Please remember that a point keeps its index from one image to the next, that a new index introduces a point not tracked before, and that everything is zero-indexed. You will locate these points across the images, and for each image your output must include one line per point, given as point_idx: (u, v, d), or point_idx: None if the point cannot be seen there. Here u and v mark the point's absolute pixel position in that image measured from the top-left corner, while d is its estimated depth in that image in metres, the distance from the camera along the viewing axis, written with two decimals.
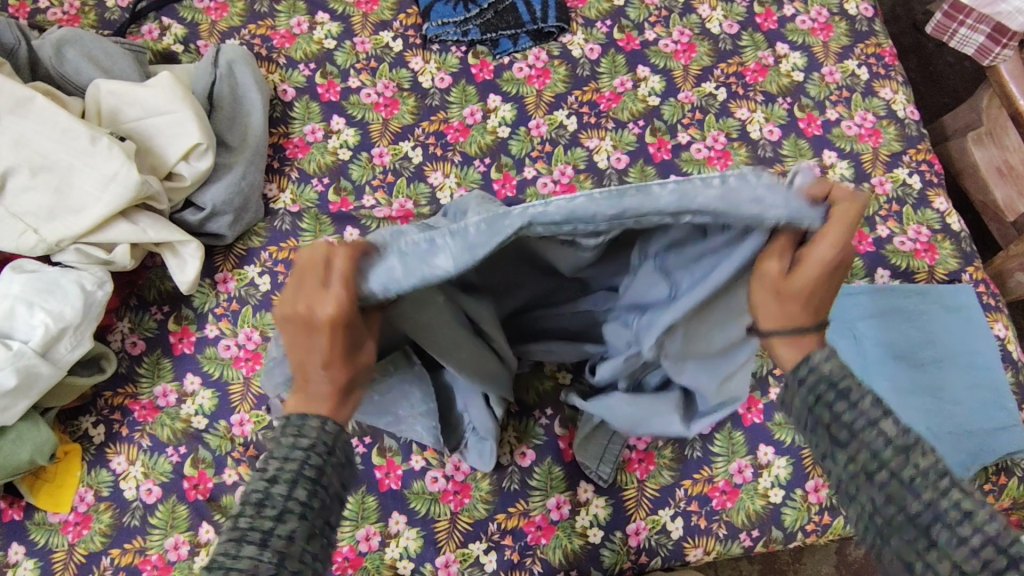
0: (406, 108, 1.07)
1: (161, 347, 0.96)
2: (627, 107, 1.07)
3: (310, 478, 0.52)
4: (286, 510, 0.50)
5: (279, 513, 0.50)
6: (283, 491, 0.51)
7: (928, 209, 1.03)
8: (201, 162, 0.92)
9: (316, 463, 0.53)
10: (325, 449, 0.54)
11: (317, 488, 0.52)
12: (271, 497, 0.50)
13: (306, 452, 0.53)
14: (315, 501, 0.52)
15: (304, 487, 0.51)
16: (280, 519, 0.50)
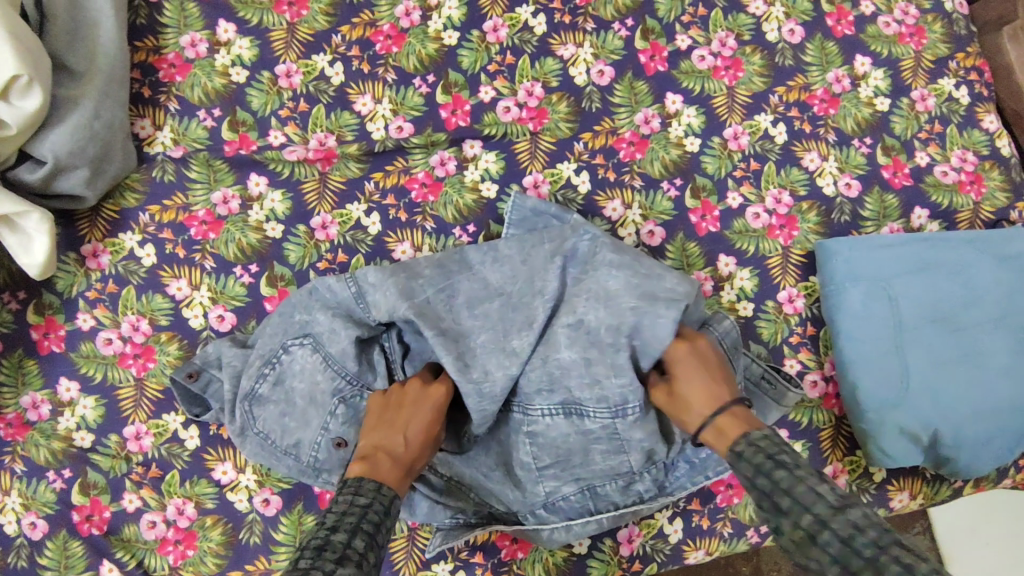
0: (319, 8, 0.80)
1: (22, 346, 0.75)
2: (611, 1, 0.82)
3: (366, 529, 0.49)
4: (346, 556, 0.46)
5: (339, 557, 0.46)
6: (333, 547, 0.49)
7: (975, 130, 0.85)
8: (27, 101, 0.66)
9: (375, 519, 0.51)
10: (380, 508, 0.52)
11: (375, 544, 0.49)
12: (331, 543, 0.47)
13: (365, 506, 0.51)
14: (371, 555, 0.48)
15: (364, 538, 0.48)
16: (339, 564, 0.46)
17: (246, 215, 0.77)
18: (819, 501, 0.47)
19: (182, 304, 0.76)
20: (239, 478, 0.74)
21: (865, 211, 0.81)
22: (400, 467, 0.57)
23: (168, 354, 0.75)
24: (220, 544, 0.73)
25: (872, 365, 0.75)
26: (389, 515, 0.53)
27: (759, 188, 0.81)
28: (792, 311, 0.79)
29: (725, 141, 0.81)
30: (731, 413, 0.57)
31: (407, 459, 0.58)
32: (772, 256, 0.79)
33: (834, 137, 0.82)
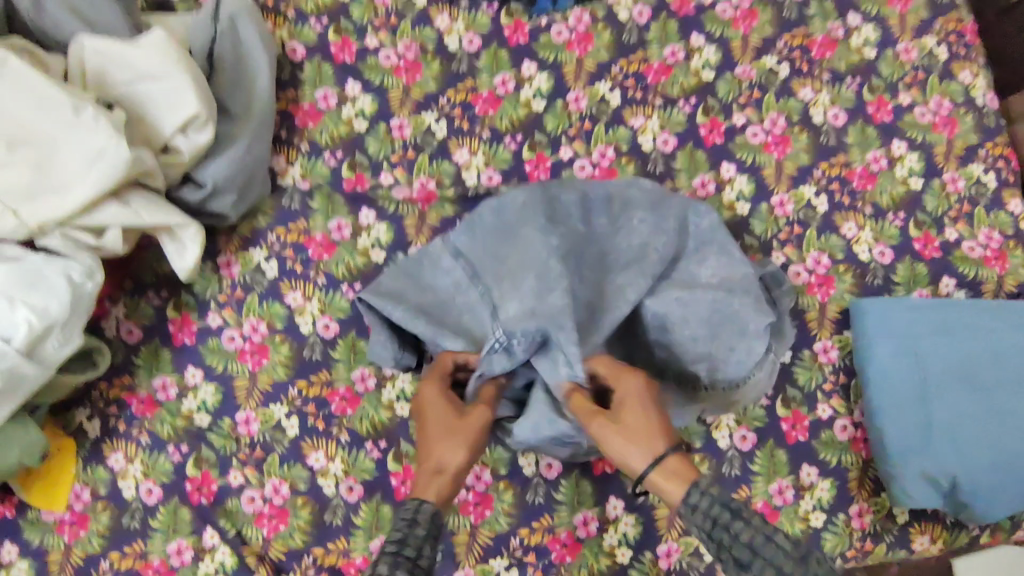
0: (430, 74, 0.96)
1: (159, 336, 0.88)
2: (678, 82, 0.96)
3: (391, 550, 0.59)
4: None
5: None
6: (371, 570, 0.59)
7: (1001, 212, 0.94)
8: (200, 136, 0.81)
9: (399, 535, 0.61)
10: (407, 522, 0.63)
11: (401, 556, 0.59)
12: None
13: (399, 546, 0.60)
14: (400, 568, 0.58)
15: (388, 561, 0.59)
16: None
17: (356, 241, 0.91)
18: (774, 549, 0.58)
19: (296, 312, 0.89)
20: (329, 465, 0.85)
21: (897, 277, 0.91)
22: (425, 468, 0.69)
23: (280, 353, 0.88)
24: (308, 522, 0.84)
25: (899, 414, 0.83)
26: (422, 525, 0.62)
27: (801, 250, 0.91)
28: (826, 360, 0.88)
29: (772, 207, 0.92)
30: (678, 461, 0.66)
31: (431, 463, 0.69)
32: (810, 310, 0.89)
33: (871, 210, 0.93)
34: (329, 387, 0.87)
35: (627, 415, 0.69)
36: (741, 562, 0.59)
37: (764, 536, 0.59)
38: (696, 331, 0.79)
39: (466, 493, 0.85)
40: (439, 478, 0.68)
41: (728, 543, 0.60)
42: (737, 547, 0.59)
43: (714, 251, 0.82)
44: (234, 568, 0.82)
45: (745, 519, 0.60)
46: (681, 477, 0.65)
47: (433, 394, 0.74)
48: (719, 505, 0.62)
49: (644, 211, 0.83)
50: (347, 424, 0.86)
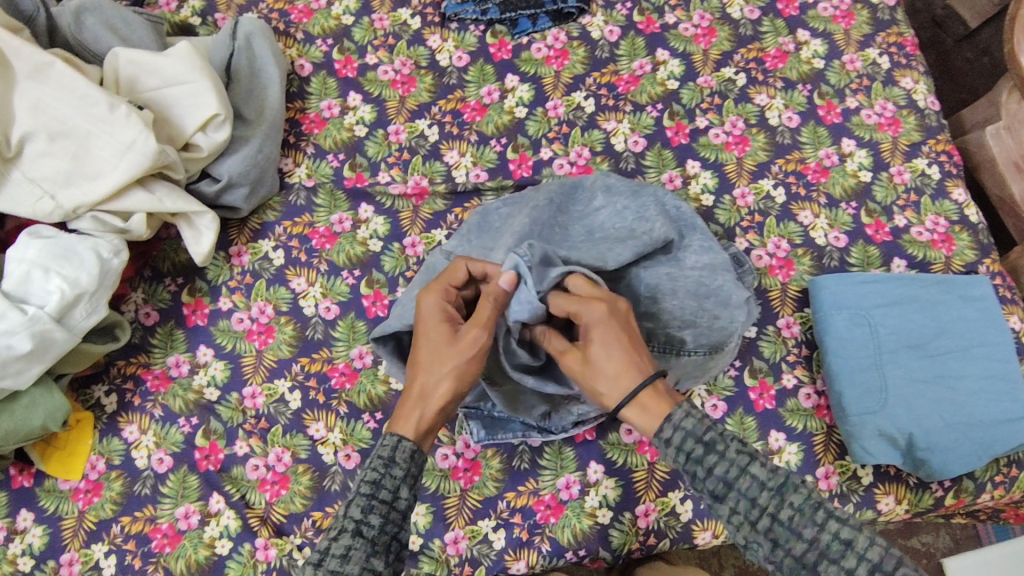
0: (424, 86, 1.07)
1: (174, 318, 0.97)
2: (646, 91, 1.07)
3: (366, 493, 0.59)
4: (342, 529, 0.58)
5: (336, 533, 0.58)
6: (342, 512, 0.59)
7: (946, 200, 1.02)
8: (218, 134, 0.92)
9: (370, 479, 0.60)
10: (383, 462, 0.62)
11: (372, 501, 0.59)
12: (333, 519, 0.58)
13: (372, 484, 0.60)
14: (371, 515, 0.59)
15: (360, 505, 0.59)
16: (336, 537, 0.57)
17: (355, 233, 0.99)
18: (756, 486, 0.56)
19: (300, 296, 0.97)
20: (328, 435, 0.91)
21: (851, 258, 0.99)
22: (408, 398, 0.67)
23: (285, 333, 0.95)
24: (308, 488, 0.89)
25: (855, 377, 0.90)
26: (399, 466, 0.62)
27: (762, 236, 1.00)
28: (788, 334, 0.95)
29: (734, 198, 1.01)
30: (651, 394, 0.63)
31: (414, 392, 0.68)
32: (773, 289, 0.97)
33: (825, 200, 1.02)
34: (329, 363, 0.94)
35: (592, 345, 0.66)
36: (717, 493, 0.58)
37: (738, 469, 0.57)
38: (684, 303, 0.84)
39: (455, 459, 0.91)
40: (422, 411, 0.66)
41: (701, 476, 0.58)
42: (711, 481, 0.57)
43: (698, 237, 0.89)
44: (238, 531, 0.87)
45: (722, 454, 0.58)
46: (651, 413, 0.62)
47: (428, 307, 0.71)
48: (693, 439, 0.58)
49: (625, 201, 0.91)
50: (346, 398, 0.93)
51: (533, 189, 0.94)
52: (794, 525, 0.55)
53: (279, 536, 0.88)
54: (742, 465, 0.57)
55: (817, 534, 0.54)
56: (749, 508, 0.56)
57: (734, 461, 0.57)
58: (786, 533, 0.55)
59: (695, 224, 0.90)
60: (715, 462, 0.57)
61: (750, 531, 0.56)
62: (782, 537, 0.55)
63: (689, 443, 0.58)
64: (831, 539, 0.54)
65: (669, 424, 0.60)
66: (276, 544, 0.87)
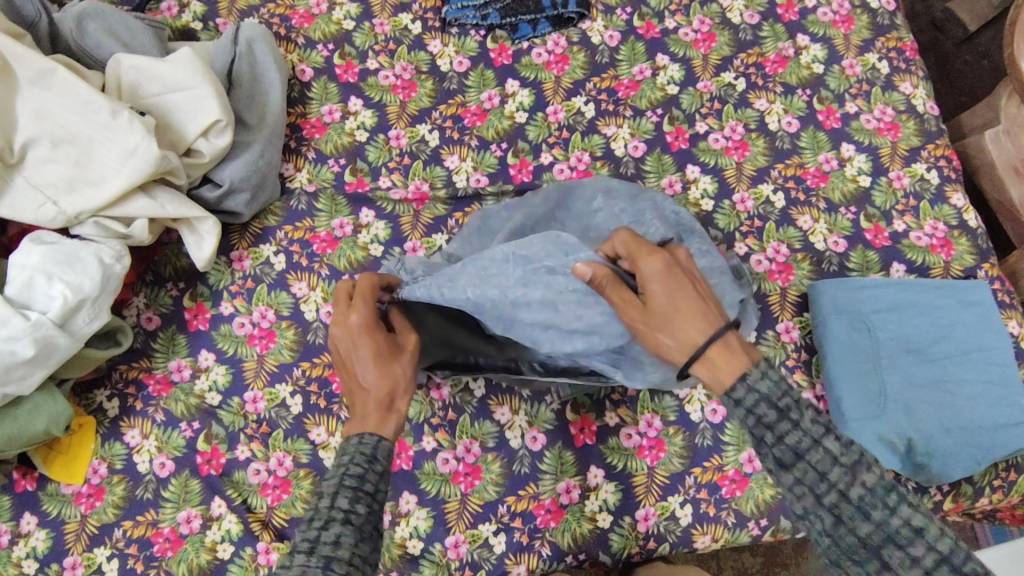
0: (425, 91, 1.07)
1: (176, 323, 0.97)
2: (646, 96, 1.07)
3: (351, 485, 0.60)
4: (330, 518, 0.57)
5: (324, 522, 0.57)
6: (327, 502, 0.58)
7: (945, 205, 1.03)
8: (220, 139, 0.92)
9: (355, 473, 0.61)
10: (366, 457, 0.62)
11: (358, 493, 0.59)
12: (317, 509, 0.57)
13: (355, 477, 0.60)
14: (357, 506, 0.58)
15: (347, 496, 0.59)
16: (325, 527, 0.56)
17: (356, 238, 1.00)
18: (826, 461, 0.55)
19: (301, 300, 0.97)
20: (329, 439, 0.91)
21: (851, 263, 0.99)
22: (372, 401, 0.68)
23: (286, 337, 0.96)
24: (309, 492, 0.89)
25: (855, 381, 0.90)
26: (380, 461, 0.63)
27: (761, 241, 1.00)
28: (788, 339, 0.96)
29: (734, 203, 1.02)
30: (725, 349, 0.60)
31: (380, 395, 0.69)
32: (772, 294, 0.97)
33: (824, 205, 1.02)
34: (330, 368, 0.94)
35: (653, 291, 0.64)
36: (783, 461, 0.56)
37: (812, 440, 0.56)
38: None
39: (456, 464, 0.91)
40: (393, 413, 0.68)
41: (770, 441, 0.57)
42: (780, 448, 0.56)
43: (697, 241, 0.88)
44: (239, 535, 0.88)
45: (796, 422, 0.56)
46: (729, 368, 0.59)
47: (362, 317, 0.74)
48: (768, 403, 0.57)
49: (623, 204, 0.91)
50: (347, 402, 0.93)
51: (534, 193, 0.95)
52: (864, 505, 0.54)
53: (280, 540, 0.88)
54: (815, 438, 0.56)
55: (886, 517, 0.53)
56: (817, 480, 0.55)
57: (807, 432, 0.56)
58: (853, 511, 0.54)
59: (694, 228, 0.89)
60: (787, 431, 0.56)
61: (814, 502, 0.55)
62: (847, 515, 0.54)
63: (763, 406, 0.57)
64: (901, 524, 0.53)
65: (742, 385, 0.58)
66: (278, 548, 0.87)
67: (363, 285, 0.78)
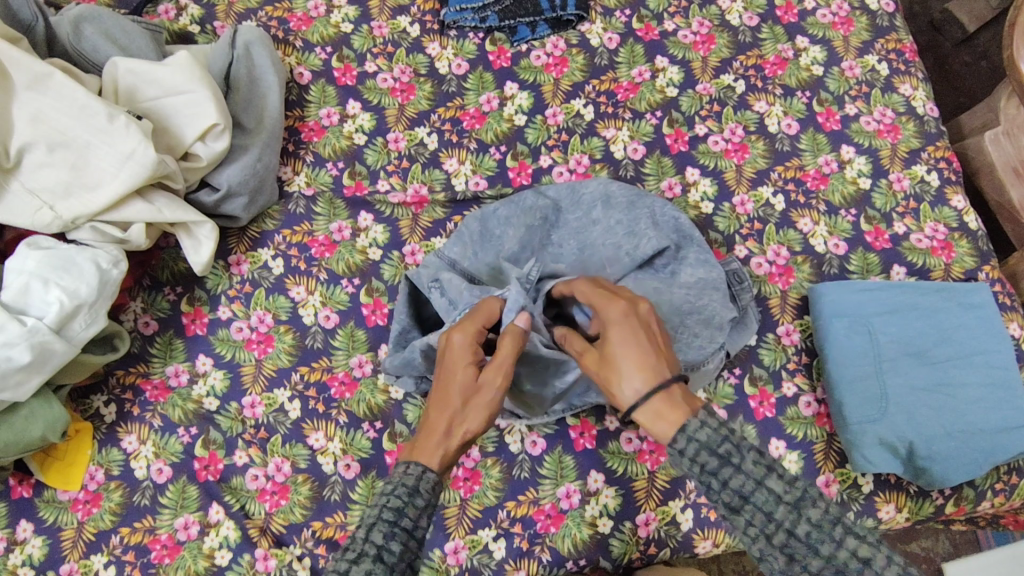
0: (423, 94, 1.07)
1: (173, 327, 0.96)
2: (645, 98, 1.07)
3: (389, 519, 0.60)
4: (362, 553, 0.58)
5: (355, 557, 0.58)
6: (362, 535, 0.59)
7: (945, 207, 1.02)
8: (217, 143, 0.92)
9: (396, 506, 0.61)
10: (407, 490, 0.62)
11: (395, 528, 0.60)
12: (353, 542, 0.59)
13: (398, 511, 0.61)
14: (393, 542, 0.59)
15: (382, 530, 0.59)
16: (356, 561, 0.58)
17: (355, 242, 0.99)
18: (771, 500, 0.56)
19: (300, 304, 0.97)
20: (328, 444, 0.91)
21: (851, 266, 0.99)
22: (435, 429, 0.68)
23: (284, 342, 0.95)
24: (307, 498, 0.89)
25: (855, 385, 0.90)
26: (422, 495, 0.63)
27: (762, 244, 0.99)
28: (789, 342, 0.95)
29: (734, 206, 1.01)
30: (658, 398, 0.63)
31: (442, 421, 0.68)
32: (773, 297, 0.97)
33: (825, 207, 1.02)
34: (329, 372, 0.94)
35: (614, 332, 0.67)
36: (731, 505, 0.57)
37: (755, 481, 0.57)
38: (669, 317, 0.85)
39: (456, 469, 0.91)
40: (445, 444, 0.67)
41: (716, 487, 0.58)
42: (726, 492, 0.57)
43: (695, 250, 0.90)
44: (237, 542, 0.87)
45: (739, 467, 0.57)
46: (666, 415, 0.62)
47: (460, 342, 0.72)
48: (708, 450, 0.58)
49: (623, 212, 0.92)
50: (345, 407, 0.92)
51: (533, 194, 0.94)
52: (812, 541, 0.54)
53: (279, 546, 0.88)
54: (758, 478, 0.57)
55: (834, 550, 0.53)
56: (764, 522, 0.56)
57: (750, 474, 0.57)
58: (804, 548, 0.54)
59: (693, 237, 0.91)
60: (730, 474, 0.57)
61: (766, 544, 0.55)
62: (799, 552, 0.55)
63: (704, 454, 0.58)
64: (849, 556, 0.53)
65: (682, 433, 0.60)
66: (276, 555, 0.87)
67: (482, 308, 0.77)
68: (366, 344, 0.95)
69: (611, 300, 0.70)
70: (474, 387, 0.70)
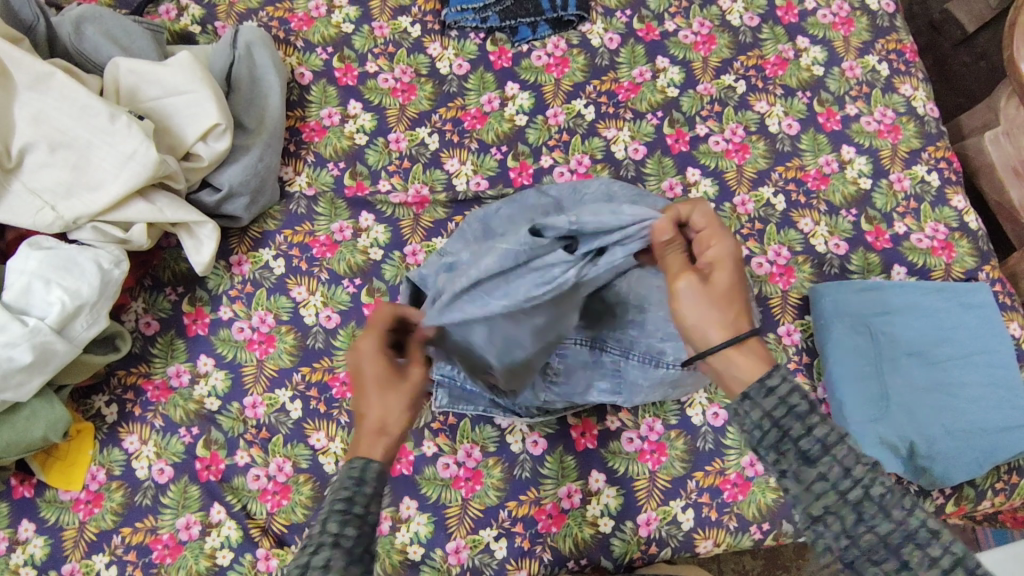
0: (424, 94, 1.07)
1: (175, 328, 0.96)
2: (646, 98, 1.07)
3: (341, 506, 0.56)
4: (319, 544, 0.54)
5: (313, 548, 0.54)
6: (318, 526, 0.55)
7: (946, 207, 1.03)
8: (219, 143, 0.92)
9: (347, 494, 0.57)
10: (354, 480, 0.58)
11: (349, 515, 0.56)
12: (308, 534, 0.55)
13: (348, 500, 0.57)
14: (350, 528, 0.55)
15: (336, 518, 0.55)
16: (315, 552, 0.54)
17: (356, 242, 0.99)
18: (851, 454, 0.51)
19: (301, 304, 0.97)
20: (329, 444, 0.91)
21: (852, 266, 0.99)
22: (369, 424, 0.64)
23: (285, 342, 0.95)
24: (309, 498, 0.89)
25: (856, 385, 0.90)
26: (369, 484, 0.59)
27: (763, 244, 1.00)
28: (789, 342, 0.95)
29: (734, 206, 1.01)
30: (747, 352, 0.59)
31: (374, 421, 0.64)
32: (774, 297, 0.97)
33: (825, 207, 1.02)
34: (330, 373, 0.94)
35: (718, 277, 0.62)
36: (808, 455, 0.52)
37: (840, 434, 0.52)
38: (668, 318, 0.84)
39: (457, 469, 0.91)
40: (385, 439, 0.63)
41: (795, 434, 0.52)
42: (806, 439, 0.52)
43: None
44: (239, 542, 0.87)
45: (823, 418, 0.53)
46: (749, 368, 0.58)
47: (371, 343, 0.69)
48: (798, 394, 0.54)
49: None
50: (347, 407, 0.92)
51: (534, 194, 0.95)
52: (886, 503, 0.50)
53: (281, 546, 0.88)
54: (844, 432, 0.52)
55: (907, 516, 0.49)
56: (841, 476, 0.51)
57: (837, 426, 0.52)
58: (874, 509, 0.50)
59: None
60: (817, 423, 0.52)
61: (836, 500, 0.50)
62: (868, 514, 0.50)
63: (794, 397, 0.54)
64: (920, 525, 0.49)
65: (775, 374, 0.55)
66: (278, 554, 0.87)
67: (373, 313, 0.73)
68: None
69: (719, 240, 0.65)
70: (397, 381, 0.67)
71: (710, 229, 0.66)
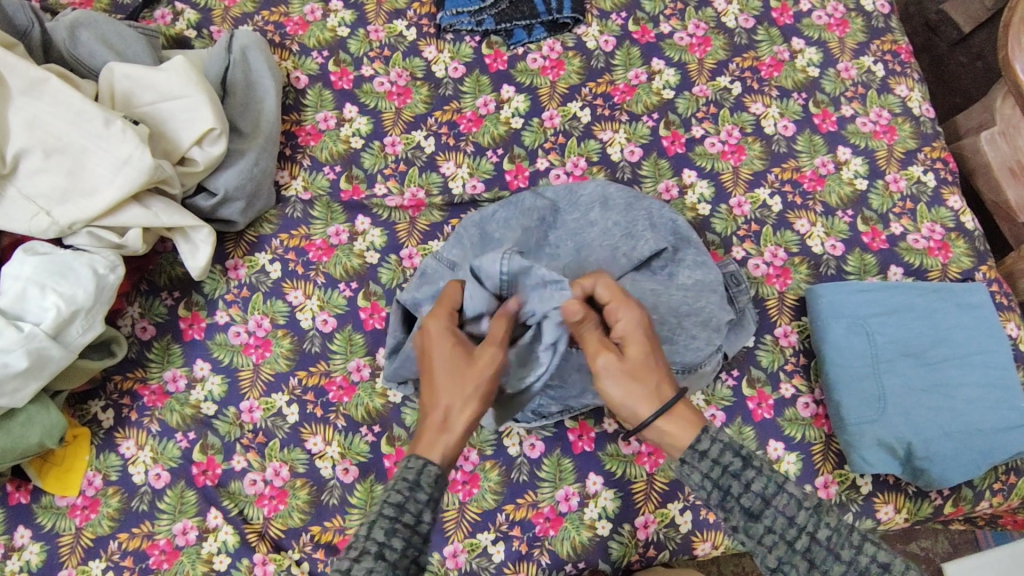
0: (420, 98, 1.07)
1: (171, 332, 0.96)
2: (641, 100, 1.07)
3: (391, 514, 0.58)
4: (364, 552, 0.56)
5: (357, 556, 0.56)
6: (364, 533, 0.58)
7: (942, 207, 1.03)
8: (214, 147, 0.92)
9: (396, 500, 0.59)
10: (408, 485, 0.60)
11: (395, 523, 0.58)
12: (356, 541, 0.57)
13: (398, 507, 0.59)
14: (396, 538, 0.58)
15: (383, 527, 0.58)
16: (358, 559, 0.56)
17: (352, 245, 0.99)
18: (792, 501, 0.58)
19: (297, 308, 0.97)
20: (326, 448, 0.91)
21: (848, 267, 0.99)
22: (431, 418, 0.65)
23: (282, 346, 0.95)
24: (306, 503, 0.89)
25: (853, 386, 0.90)
26: (425, 489, 0.61)
27: (759, 245, 0.99)
28: (786, 343, 0.95)
29: (731, 208, 1.01)
30: (674, 415, 0.63)
31: (437, 411, 0.65)
32: (770, 298, 0.97)
33: (821, 208, 1.02)
34: (327, 377, 0.94)
35: (632, 350, 0.66)
36: (752, 510, 0.58)
37: (776, 486, 0.58)
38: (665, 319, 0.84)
39: (454, 472, 0.91)
40: (446, 435, 0.64)
41: (736, 491, 0.59)
42: (748, 496, 0.58)
43: (692, 253, 0.90)
44: (236, 547, 0.87)
45: (760, 470, 0.59)
46: (685, 421, 0.63)
47: (440, 329, 0.71)
48: (732, 452, 0.60)
49: (620, 214, 0.92)
50: (344, 411, 0.92)
51: (530, 196, 0.95)
52: (832, 545, 0.56)
53: (278, 551, 0.87)
54: (779, 483, 0.58)
55: (854, 555, 0.56)
56: (785, 527, 0.57)
57: (772, 478, 0.59)
58: (823, 553, 0.56)
59: (690, 239, 0.92)
60: (752, 477, 0.59)
61: (785, 551, 0.57)
62: (819, 558, 0.56)
63: (727, 456, 0.60)
64: (869, 561, 0.55)
65: (705, 436, 0.61)
66: (275, 559, 0.86)
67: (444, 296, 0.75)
68: (363, 348, 0.95)
69: (627, 309, 0.69)
70: (467, 363, 0.68)
71: (616, 300, 0.70)
